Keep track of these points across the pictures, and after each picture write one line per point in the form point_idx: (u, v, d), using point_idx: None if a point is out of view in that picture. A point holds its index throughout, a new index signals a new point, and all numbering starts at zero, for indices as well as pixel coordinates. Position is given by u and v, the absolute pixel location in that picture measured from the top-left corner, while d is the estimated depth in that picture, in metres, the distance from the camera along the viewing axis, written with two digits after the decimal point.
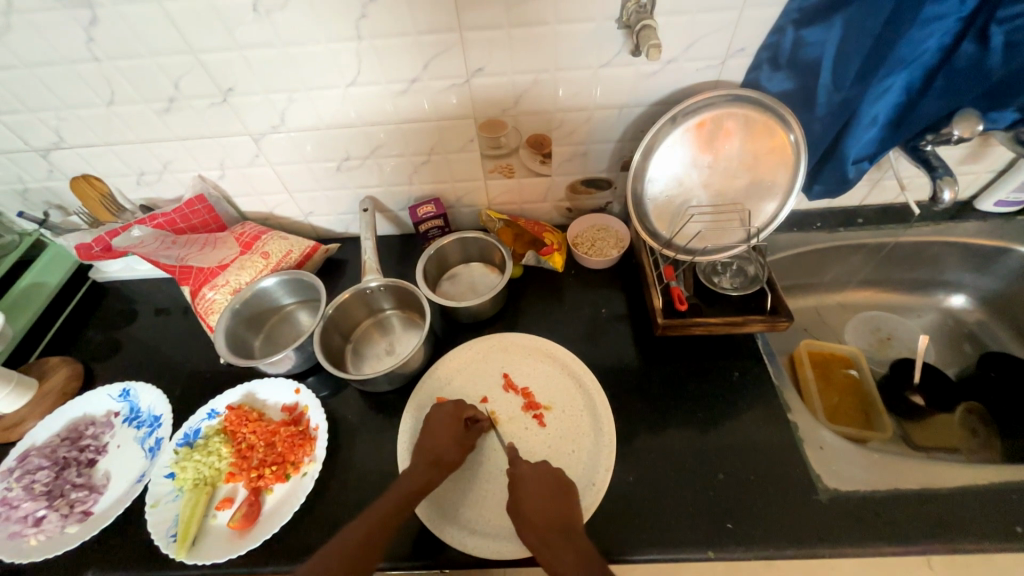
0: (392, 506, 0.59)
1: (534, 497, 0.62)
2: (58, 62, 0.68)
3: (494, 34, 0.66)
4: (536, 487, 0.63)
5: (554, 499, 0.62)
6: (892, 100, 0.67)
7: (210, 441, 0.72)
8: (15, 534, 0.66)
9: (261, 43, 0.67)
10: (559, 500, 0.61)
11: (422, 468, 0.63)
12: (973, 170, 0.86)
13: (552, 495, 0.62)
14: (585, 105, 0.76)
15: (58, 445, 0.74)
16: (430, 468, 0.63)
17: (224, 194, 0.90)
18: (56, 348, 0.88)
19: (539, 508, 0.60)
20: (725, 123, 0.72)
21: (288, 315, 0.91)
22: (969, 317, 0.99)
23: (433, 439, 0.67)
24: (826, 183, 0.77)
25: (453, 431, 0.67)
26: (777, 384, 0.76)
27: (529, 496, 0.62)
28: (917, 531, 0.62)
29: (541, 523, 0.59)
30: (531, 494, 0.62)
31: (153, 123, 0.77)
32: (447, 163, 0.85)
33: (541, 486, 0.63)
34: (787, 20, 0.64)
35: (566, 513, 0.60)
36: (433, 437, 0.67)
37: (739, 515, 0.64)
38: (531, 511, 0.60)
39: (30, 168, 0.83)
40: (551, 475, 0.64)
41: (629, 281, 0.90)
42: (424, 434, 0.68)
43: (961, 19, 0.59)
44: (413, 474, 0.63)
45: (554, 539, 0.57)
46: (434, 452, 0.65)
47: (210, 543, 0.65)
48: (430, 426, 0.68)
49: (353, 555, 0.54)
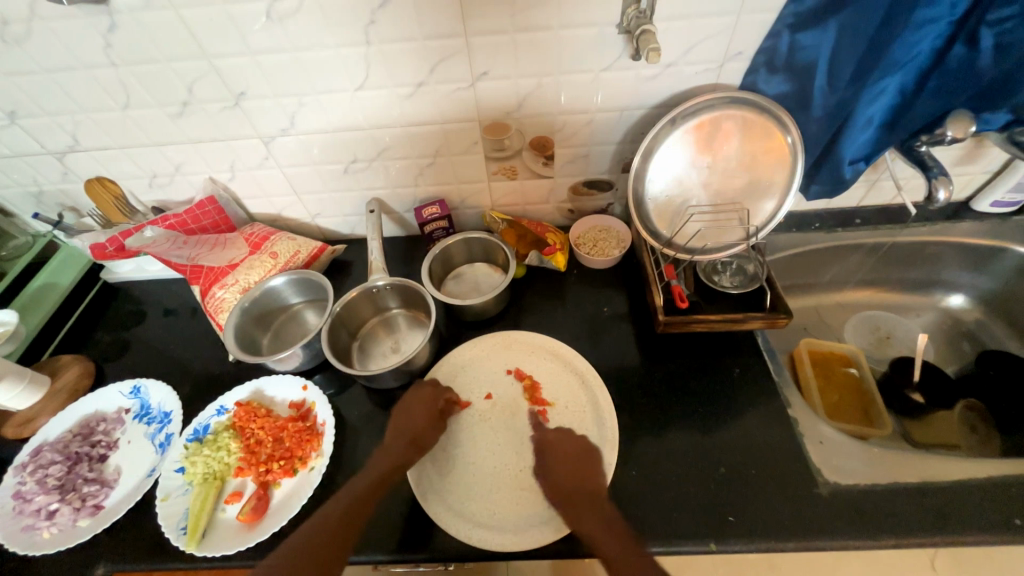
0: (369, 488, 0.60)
1: (559, 465, 0.65)
2: (77, 67, 0.70)
3: (499, 39, 0.68)
4: (561, 456, 0.65)
5: (581, 470, 0.64)
6: (887, 102, 0.68)
7: (219, 437, 0.73)
8: (29, 527, 0.68)
9: (273, 48, 0.69)
10: (586, 470, 0.64)
11: (401, 450, 0.66)
12: (968, 171, 0.88)
13: (579, 466, 0.64)
14: (587, 108, 0.78)
15: (70, 441, 0.76)
16: (408, 450, 0.66)
17: (234, 195, 0.92)
18: (67, 347, 0.90)
19: (568, 479, 0.63)
20: (723, 124, 0.74)
21: (296, 314, 0.93)
22: (968, 316, 1.00)
23: (409, 418, 0.69)
24: (824, 184, 0.79)
25: (428, 415, 0.70)
26: (777, 381, 0.78)
27: (557, 465, 0.64)
28: (918, 522, 0.63)
29: (569, 493, 0.61)
30: (559, 465, 0.65)
31: (166, 127, 0.79)
32: (452, 165, 0.87)
33: (568, 456, 0.65)
34: (783, 24, 0.66)
35: (591, 481, 0.62)
36: (406, 420, 0.69)
37: (740, 508, 0.65)
38: (560, 480, 0.63)
39: (45, 171, 0.85)
40: (576, 445, 0.67)
41: (631, 280, 0.91)
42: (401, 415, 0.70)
43: (952, 23, 0.60)
44: (390, 454, 0.65)
45: (582, 507, 0.59)
46: (409, 434, 0.67)
47: (219, 536, 0.66)
48: (410, 408, 0.71)
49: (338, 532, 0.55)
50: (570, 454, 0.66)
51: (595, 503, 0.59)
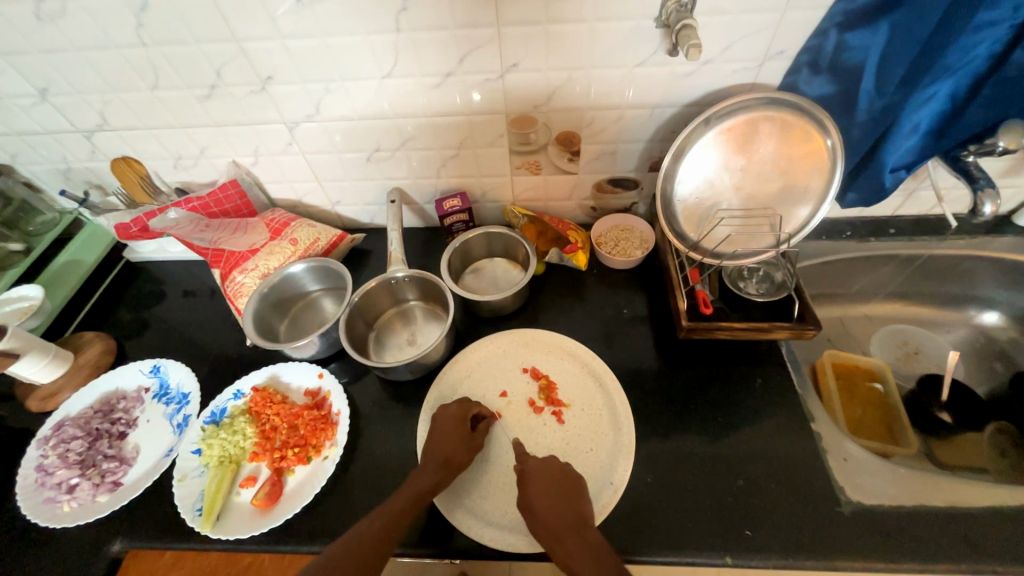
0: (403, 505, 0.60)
1: (543, 495, 0.61)
2: (107, 46, 0.70)
3: (531, 30, 0.66)
4: (542, 483, 0.63)
5: (563, 494, 0.62)
6: (936, 108, 0.64)
7: (235, 421, 0.74)
8: (50, 500, 0.69)
9: (302, 33, 0.68)
10: (567, 496, 0.62)
11: (433, 469, 0.64)
12: (1013, 184, 0.84)
13: (563, 494, 0.62)
14: (617, 104, 0.76)
15: (91, 417, 0.77)
16: (437, 470, 0.64)
17: (256, 180, 0.92)
18: (90, 323, 0.92)
19: (550, 505, 0.60)
20: (760, 125, 0.71)
21: (313, 301, 0.93)
22: (1001, 335, 0.95)
23: (441, 439, 0.67)
24: (861, 192, 0.76)
25: (459, 431, 0.68)
26: (801, 393, 0.75)
27: (541, 493, 0.61)
28: (945, 548, 0.61)
29: (554, 524, 0.58)
30: (539, 492, 0.62)
31: (192, 110, 0.79)
32: (475, 157, 0.86)
33: (550, 485, 0.63)
34: (831, 23, 0.63)
35: (575, 511, 0.60)
36: (439, 439, 0.67)
37: (758, 522, 0.64)
38: (543, 512, 0.59)
39: (73, 148, 0.85)
40: (559, 472, 0.64)
41: (652, 282, 0.89)
42: (431, 437, 0.68)
43: (1014, 27, 0.56)
44: (422, 475, 0.63)
45: (567, 540, 0.56)
46: (441, 453, 0.66)
47: (233, 519, 0.67)
48: (438, 429, 0.69)
49: (371, 545, 0.55)
50: (553, 480, 0.63)
51: (580, 530, 0.57)
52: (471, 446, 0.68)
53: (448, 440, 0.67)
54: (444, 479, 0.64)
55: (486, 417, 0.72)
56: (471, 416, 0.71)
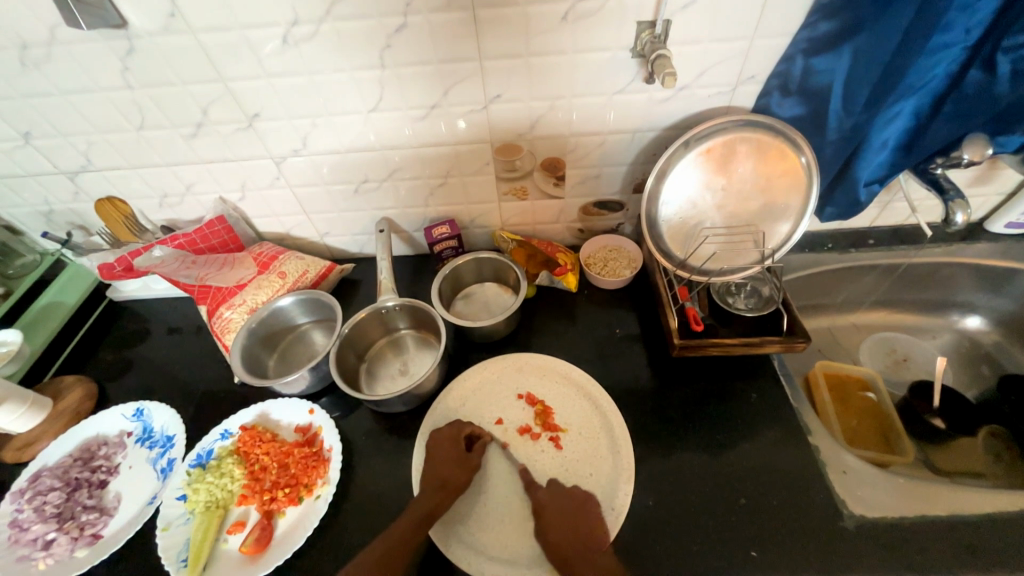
0: (401, 534, 0.59)
1: (553, 518, 0.64)
2: (93, 90, 0.70)
3: (513, 63, 0.69)
4: (553, 505, 0.65)
5: (575, 518, 0.64)
6: (900, 126, 0.68)
7: (223, 462, 0.71)
8: (25, 558, 0.65)
9: (287, 71, 0.69)
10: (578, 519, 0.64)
11: (430, 494, 0.63)
12: (980, 193, 0.88)
13: (574, 514, 0.64)
14: (599, 129, 0.78)
15: (70, 466, 0.74)
16: (436, 492, 0.63)
17: (243, 215, 0.92)
18: (69, 366, 0.89)
19: (561, 530, 0.62)
20: (737, 146, 0.74)
21: (303, 334, 0.92)
22: (985, 338, 0.98)
23: (437, 463, 0.67)
24: (838, 206, 0.78)
25: (453, 452, 0.67)
26: (796, 407, 0.75)
27: (551, 515, 0.64)
28: (952, 559, 0.60)
29: (562, 544, 0.61)
30: (552, 513, 0.64)
31: (179, 148, 0.79)
32: (463, 185, 0.87)
33: (563, 506, 0.65)
34: (796, 49, 0.67)
35: (588, 532, 0.62)
36: (436, 464, 0.67)
37: (765, 543, 0.62)
38: (553, 531, 0.62)
39: (56, 190, 0.85)
40: (570, 495, 0.66)
41: (642, 301, 0.90)
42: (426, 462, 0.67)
43: (967, 48, 0.60)
44: (419, 502, 0.62)
45: (575, 559, 0.59)
46: (438, 477, 0.65)
47: (220, 568, 0.64)
48: (435, 454, 0.68)
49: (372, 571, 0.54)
50: (566, 505, 0.65)
51: (589, 553, 0.59)
52: (469, 469, 0.67)
53: (445, 464, 0.66)
54: (442, 502, 0.63)
55: (481, 437, 0.71)
56: (465, 436, 0.70)
